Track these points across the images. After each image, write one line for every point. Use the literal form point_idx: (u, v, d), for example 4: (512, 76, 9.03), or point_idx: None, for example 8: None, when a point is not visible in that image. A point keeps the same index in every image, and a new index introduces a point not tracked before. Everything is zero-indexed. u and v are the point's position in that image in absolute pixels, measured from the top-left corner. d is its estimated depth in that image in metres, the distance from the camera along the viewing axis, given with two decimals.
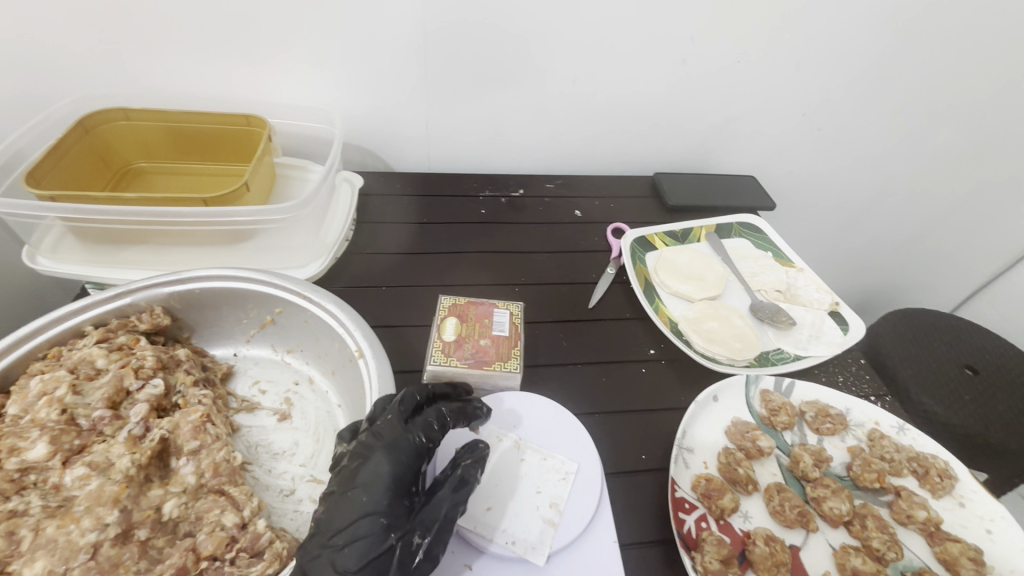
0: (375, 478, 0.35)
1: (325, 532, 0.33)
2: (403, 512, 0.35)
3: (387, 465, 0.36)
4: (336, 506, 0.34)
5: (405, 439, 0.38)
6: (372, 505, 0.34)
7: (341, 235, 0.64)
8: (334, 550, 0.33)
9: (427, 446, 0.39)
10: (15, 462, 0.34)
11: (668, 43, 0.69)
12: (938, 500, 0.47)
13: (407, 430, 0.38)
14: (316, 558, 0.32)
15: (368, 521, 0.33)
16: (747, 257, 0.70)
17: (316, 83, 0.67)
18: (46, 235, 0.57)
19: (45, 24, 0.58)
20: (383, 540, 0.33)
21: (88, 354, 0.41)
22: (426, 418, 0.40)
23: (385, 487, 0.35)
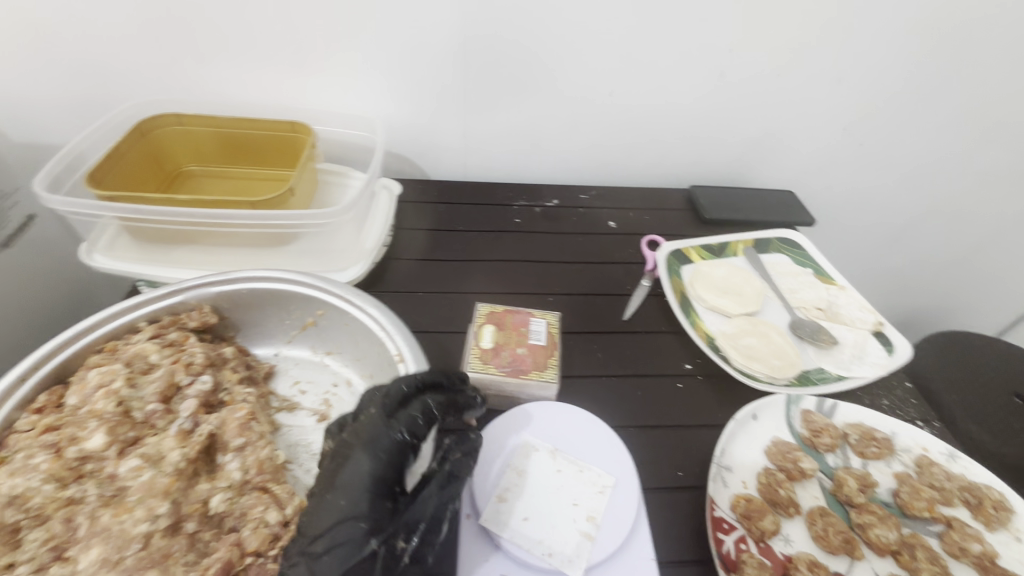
0: (353, 481, 0.35)
1: (305, 536, 0.33)
2: (386, 513, 0.35)
3: (366, 464, 0.35)
4: (317, 510, 0.34)
5: (385, 436, 0.37)
6: (351, 508, 0.34)
7: (381, 240, 0.64)
8: (314, 555, 0.33)
9: (413, 440, 0.37)
10: (74, 451, 0.36)
11: (708, 57, 0.68)
12: (992, 533, 0.45)
13: (388, 427, 0.37)
14: (296, 563, 0.33)
15: (349, 524, 0.34)
16: (786, 273, 0.69)
17: (358, 93, 0.69)
18: (104, 232, 0.59)
19: (111, 33, 0.61)
20: (363, 544, 0.33)
21: (142, 349, 0.43)
22: (410, 413, 0.38)
23: (365, 489, 0.35)
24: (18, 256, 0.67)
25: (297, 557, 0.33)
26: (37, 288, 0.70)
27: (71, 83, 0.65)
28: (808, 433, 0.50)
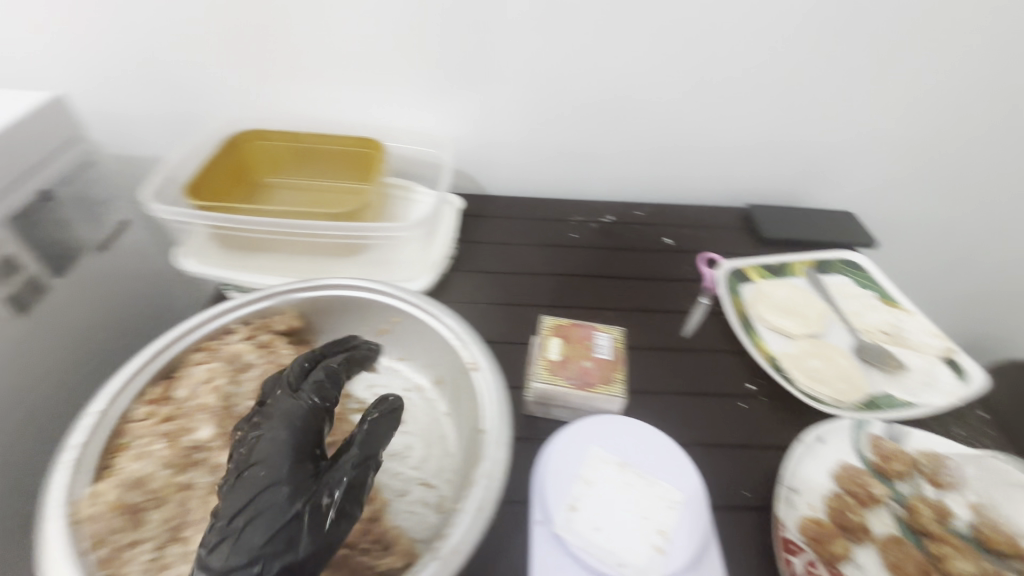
0: (270, 449, 0.36)
1: (226, 515, 0.33)
2: (308, 475, 0.35)
3: (281, 433, 0.37)
4: (236, 487, 0.34)
5: (297, 406, 0.39)
6: (271, 477, 0.34)
7: (446, 251, 0.67)
8: (237, 529, 0.32)
9: (323, 402, 0.40)
10: (186, 441, 0.40)
11: (769, 76, 0.70)
12: None
13: (300, 399, 0.39)
14: (218, 540, 0.32)
15: (272, 490, 0.34)
16: (848, 295, 0.68)
17: (426, 111, 0.73)
18: (194, 238, 0.64)
19: (209, 56, 0.67)
20: (288, 504, 0.33)
21: (239, 349, 0.46)
22: (315, 383, 0.41)
23: (282, 456, 0.35)
24: (111, 259, 0.73)
25: (217, 537, 0.33)
26: (125, 290, 0.76)
27: (170, 101, 0.71)
28: (877, 459, 0.49)
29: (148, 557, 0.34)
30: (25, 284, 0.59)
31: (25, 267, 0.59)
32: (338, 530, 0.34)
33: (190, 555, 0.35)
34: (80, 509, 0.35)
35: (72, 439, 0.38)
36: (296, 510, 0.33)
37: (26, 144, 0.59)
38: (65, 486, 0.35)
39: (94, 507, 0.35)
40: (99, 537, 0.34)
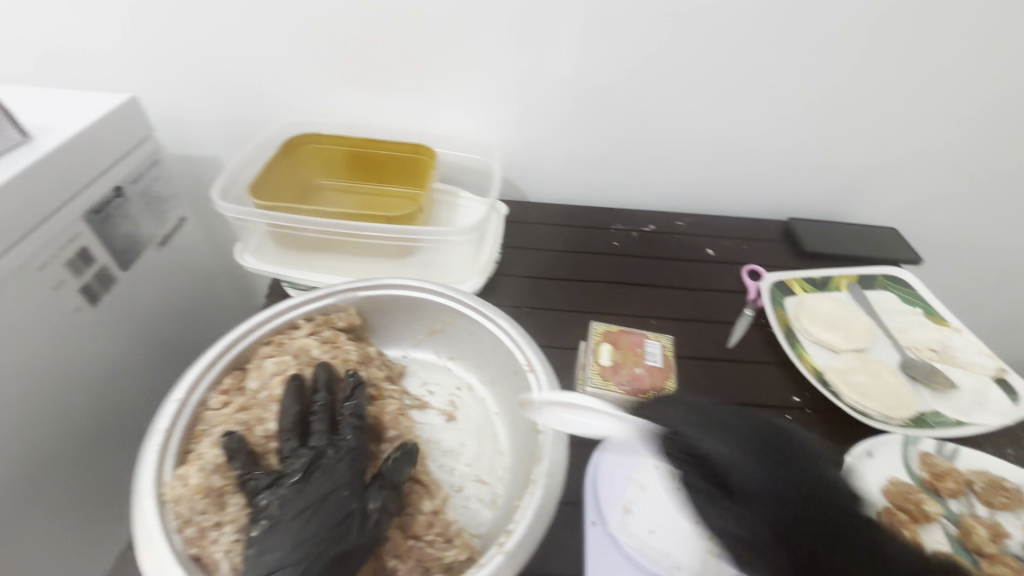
0: (330, 464, 0.39)
1: (285, 517, 0.36)
2: (363, 485, 0.39)
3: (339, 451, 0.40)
4: (296, 494, 0.37)
5: (350, 429, 0.42)
6: (330, 487, 0.38)
7: (492, 255, 0.69)
8: (299, 530, 0.35)
9: (363, 429, 0.43)
10: (263, 430, 0.42)
11: (817, 91, 0.70)
12: None
13: (350, 423, 0.42)
14: (281, 539, 0.35)
15: (331, 496, 0.37)
16: (894, 311, 0.68)
17: (476, 119, 0.75)
18: (253, 235, 0.66)
19: (272, 63, 0.70)
20: (349, 507, 0.37)
21: (306, 344, 0.48)
22: (361, 411, 0.44)
23: (340, 470, 0.39)
24: (169, 254, 0.76)
25: (276, 536, 0.35)
26: (180, 283, 0.79)
27: (231, 104, 0.74)
28: (927, 475, 0.49)
29: (231, 537, 0.36)
30: (96, 276, 0.63)
31: (96, 260, 0.63)
32: (381, 535, 0.37)
33: None
34: (168, 491, 0.37)
35: (158, 424, 0.40)
36: (352, 514, 0.37)
37: (102, 144, 0.62)
38: (154, 470, 0.38)
39: (180, 489, 0.37)
40: (186, 517, 0.36)
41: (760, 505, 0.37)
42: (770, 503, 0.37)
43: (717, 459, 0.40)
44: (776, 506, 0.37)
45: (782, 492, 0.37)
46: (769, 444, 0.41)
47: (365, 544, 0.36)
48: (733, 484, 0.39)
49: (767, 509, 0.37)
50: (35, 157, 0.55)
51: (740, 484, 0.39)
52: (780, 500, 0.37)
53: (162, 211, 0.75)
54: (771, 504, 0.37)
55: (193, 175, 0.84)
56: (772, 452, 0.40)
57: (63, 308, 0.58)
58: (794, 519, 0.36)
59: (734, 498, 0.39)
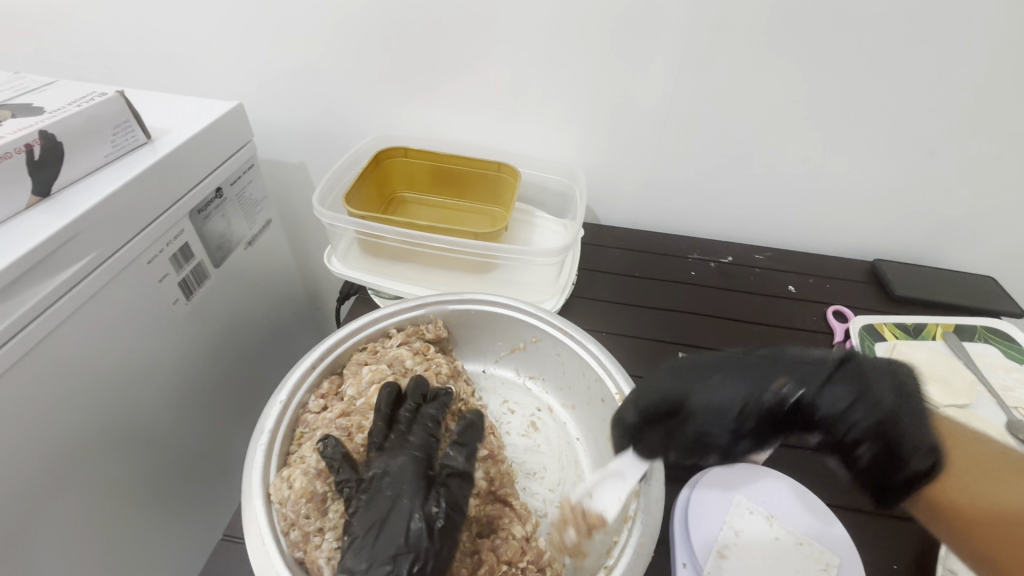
0: (397, 470, 0.39)
1: (361, 529, 0.36)
2: (427, 488, 0.38)
3: (404, 459, 0.39)
4: (369, 505, 0.37)
5: (416, 436, 0.42)
6: (396, 496, 0.37)
7: (571, 276, 0.69)
8: (370, 543, 0.35)
9: (436, 433, 0.43)
10: (361, 437, 0.43)
11: (921, 134, 0.67)
12: None
13: (416, 429, 0.42)
14: (354, 550, 0.35)
15: (399, 504, 0.37)
16: (997, 366, 0.63)
17: (560, 142, 0.76)
18: (342, 241, 0.68)
19: (371, 79, 0.73)
20: (411, 509, 0.36)
21: (399, 354, 0.49)
22: (426, 418, 0.43)
23: (405, 477, 0.38)
24: (254, 252, 0.79)
25: (352, 548, 0.35)
26: (261, 283, 0.82)
27: (326, 114, 0.78)
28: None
29: (332, 545, 0.37)
30: (193, 272, 0.66)
31: (194, 256, 0.66)
32: (451, 542, 0.36)
33: None
34: (274, 492, 0.38)
35: (264, 423, 0.42)
36: (412, 513, 0.36)
37: (210, 147, 0.65)
38: (261, 468, 0.39)
39: (285, 491, 0.38)
40: (291, 520, 0.37)
41: (731, 394, 0.41)
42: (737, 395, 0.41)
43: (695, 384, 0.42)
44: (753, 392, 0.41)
45: (734, 381, 0.42)
46: (688, 362, 0.45)
47: (433, 554, 0.35)
48: (693, 402, 0.42)
49: (741, 396, 0.41)
50: (152, 159, 0.58)
51: (699, 394, 0.42)
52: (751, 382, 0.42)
53: (254, 212, 0.78)
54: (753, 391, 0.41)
55: (282, 178, 0.88)
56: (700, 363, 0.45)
57: (164, 301, 0.61)
58: (757, 385, 0.41)
59: (714, 410, 0.41)
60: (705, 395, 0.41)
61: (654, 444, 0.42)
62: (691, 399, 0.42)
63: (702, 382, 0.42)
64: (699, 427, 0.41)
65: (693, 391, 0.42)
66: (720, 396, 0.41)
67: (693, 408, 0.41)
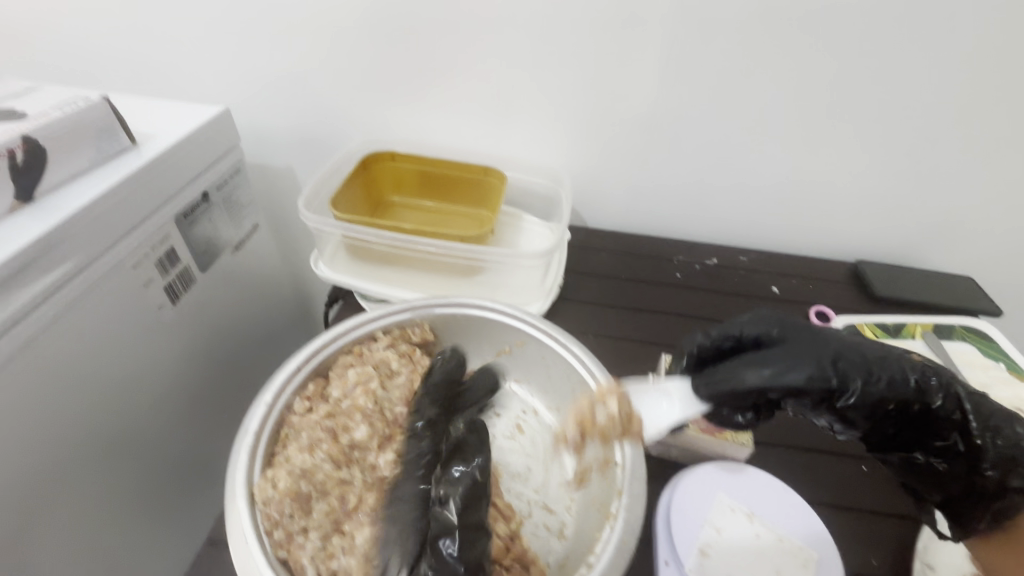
0: (385, 535, 0.36)
1: None
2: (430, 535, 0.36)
3: (391, 521, 0.37)
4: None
5: (404, 491, 0.39)
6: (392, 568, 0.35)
7: (557, 280, 0.70)
8: None
9: (427, 476, 0.39)
10: (346, 439, 0.43)
11: (898, 138, 0.69)
12: None
13: (403, 481, 0.39)
14: None
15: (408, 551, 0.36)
16: (974, 364, 0.65)
17: (546, 146, 0.76)
18: (329, 245, 0.68)
19: (358, 85, 0.73)
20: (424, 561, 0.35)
21: (386, 356, 0.49)
22: (414, 466, 0.40)
23: (397, 545, 0.36)
24: (241, 258, 0.79)
25: None
26: (249, 287, 0.82)
27: (314, 119, 0.78)
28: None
29: (316, 544, 0.37)
30: (180, 276, 0.66)
31: (180, 261, 0.66)
32: None
33: (353, 548, 0.37)
34: (258, 492, 0.38)
35: (249, 424, 0.42)
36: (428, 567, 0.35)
37: (197, 152, 0.65)
38: (245, 469, 0.39)
39: (269, 491, 0.38)
40: (275, 520, 0.37)
41: (855, 355, 0.40)
42: (860, 372, 0.39)
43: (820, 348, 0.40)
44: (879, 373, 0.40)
45: (856, 346, 0.41)
46: (807, 327, 0.43)
47: None
48: (815, 350, 0.40)
49: (862, 358, 0.40)
50: (137, 164, 0.58)
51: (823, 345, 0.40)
52: (884, 362, 0.40)
53: (241, 216, 0.78)
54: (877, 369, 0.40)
55: (270, 183, 0.88)
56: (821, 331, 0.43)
57: (149, 305, 0.61)
58: (881, 357, 0.41)
59: (837, 364, 0.39)
60: (830, 348, 0.40)
61: (767, 376, 0.39)
62: (809, 347, 0.41)
63: (823, 338, 0.41)
64: (820, 373, 0.39)
65: (816, 340, 0.41)
66: (842, 353, 0.40)
67: (815, 353, 0.40)
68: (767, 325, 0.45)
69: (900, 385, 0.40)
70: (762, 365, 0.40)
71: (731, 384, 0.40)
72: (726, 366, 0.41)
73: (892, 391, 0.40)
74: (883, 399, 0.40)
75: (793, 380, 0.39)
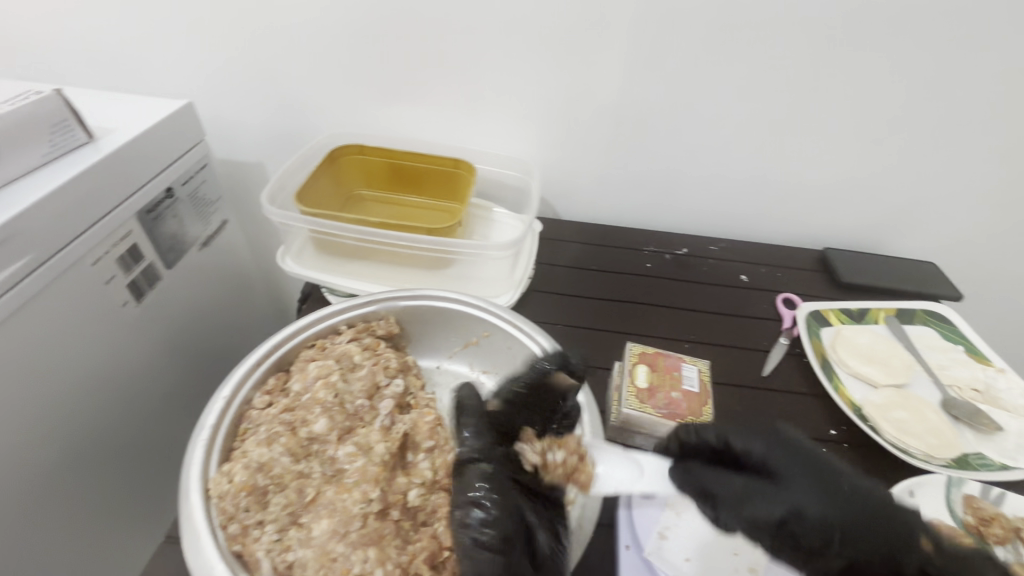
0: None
1: None
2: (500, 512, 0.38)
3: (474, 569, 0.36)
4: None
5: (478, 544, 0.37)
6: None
7: (527, 271, 0.70)
8: None
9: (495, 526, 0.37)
10: (305, 432, 0.42)
11: (861, 126, 0.70)
12: None
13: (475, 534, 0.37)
14: None
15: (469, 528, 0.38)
16: (934, 347, 0.66)
17: (515, 138, 0.77)
18: (296, 239, 0.68)
19: (326, 77, 0.73)
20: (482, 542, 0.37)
21: (348, 349, 0.49)
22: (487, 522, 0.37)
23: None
24: (209, 255, 0.78)
25: None
26: (218, 285, 0.81)
27: (281, 113, 0.77)
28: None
29: (271, 537, 0.36)
30: (143, 273, 0.65)
31: (144, 257, 0.65)
32: None
33: (310, 540, 0.36)
34: (213, 487, 0.37)
35: (206, 420, 0.42)
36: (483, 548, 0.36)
37: (158, 146, 0.64)
38: (201, 465, 0.39)
39: (225, 485, 0.38)
40: (230, 514, 0.37)
41: (829, 512, 0.37)
42: (824, 535, 0.36)
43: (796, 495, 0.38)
44: (850, 542, 0.35)
45: (846, 501, 0.37)
46: (814, 466, 0.39)
47: None
48: (783, 491, 0.39)
49: (838, 514, 0.36)
50: (96, 157, 0.57)
51: (796, 490, 0.38)
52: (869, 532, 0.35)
53: (208, 212, 0.77)
54: (850, 538, 0.36)
55: (239, 178, 0.86)
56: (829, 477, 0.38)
57: (111, 303, 0.60)
58: (873, 522, 0.36)
59: (791, 519, 0.37)
60: (796, 503, 0.37)
61: (726, 500, 0.40)
62: (783, 487, 0.39)
63: (809, 479, 0.38)
64: (768, 517, 0.38)
65: (793, 482, 0.39)
66: (813, 511, 0.37)
67: (781, 496, 0.38)
68: (761, 443, 0.42)
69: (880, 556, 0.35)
70: (721, 486, 0.41)
71: (691, 486, 0.42)
72: (700, 470, 0.43)
73: (863, 559, 0.35)
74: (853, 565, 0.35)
75: (740, 513, 0.39)
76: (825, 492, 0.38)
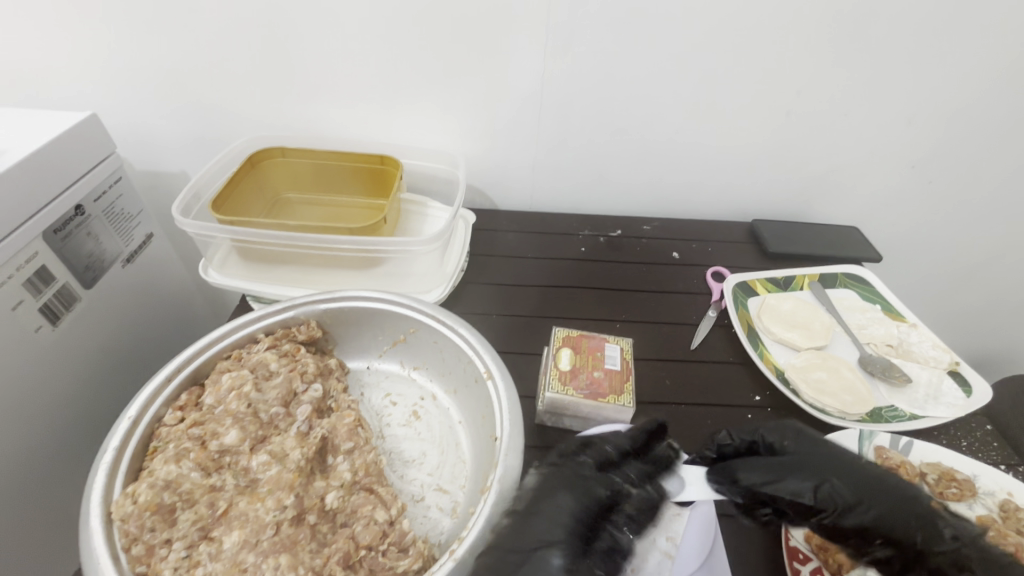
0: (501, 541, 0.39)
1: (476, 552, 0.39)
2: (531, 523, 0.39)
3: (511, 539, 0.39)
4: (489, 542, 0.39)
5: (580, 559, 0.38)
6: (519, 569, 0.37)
7: (459, 264, 0.70)
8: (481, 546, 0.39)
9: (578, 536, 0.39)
10: (214, 445, 0.42)
11: (774, 98, 0.72)
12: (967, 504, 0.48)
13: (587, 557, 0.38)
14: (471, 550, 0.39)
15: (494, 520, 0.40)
16: (853, 308, 0.69)
17: (442, 131, 0.76)
18: (217, 251, 0.66)
19: (237, 79, 0.70)
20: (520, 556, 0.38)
21: (263, 358, 0.49)
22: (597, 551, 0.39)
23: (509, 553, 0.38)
24: (134, 271, 0.76)
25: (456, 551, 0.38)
26: (147, 302, 0.79)
27: (197, 119, 0.75)
28: (991, 531, 0.45)
29: (179, 554, 0.36)
30: (57, 295, 0.62)
31: (56, 279, 0.62)
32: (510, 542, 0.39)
33: (219, 554, 0.37)
34: (116, 509, 0.37)
35: (110, 441, 0.41)
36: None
37: (62, 161, 0.61)
38: (102, 488, 0.38)
39: (128, 506, 0.37)
40: (133, 535, 0.36)
41: (853, 486, 0.42)
42: (845, 497, 0.42)
43: (820, 469, 0.43)
44: (869, 502, 0.41)
45: (860, 473, 0.43)
46: (828, 447, 0.45)
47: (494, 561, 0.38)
48: (816, 470, 0.43)
49: (857, 486, 0.42)
50: None
51: (821, 468, 0.43)
52: (879, 492, 0.42)
53: (130, 228, 0.74)
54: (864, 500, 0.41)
55: (164, 189, 0.84)
56: (843, 455, 0.45)
57: (21, 329, 0.57)
58: (880, 483, 0.42)
59: (820, 487, 0.42)
60: (821, 475, 0.43)
61: (763, 478, 0.44)
62: (810, 465, 0.44)
63: (833, 462, 0.44)
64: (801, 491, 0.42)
65: (819, 461, 0.44)
66: (835, 480, 0.42)
67: (814, 474, 0.43)
68: (782, 435, 0.47)
69: (894, 520, 0.41)
70: (758, 471, 0.44)
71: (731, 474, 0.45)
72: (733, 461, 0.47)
73: (879, 525, 0.40)
74: (866, 530, 0.40)
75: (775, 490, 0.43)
76: (844, 465, 0.44)
